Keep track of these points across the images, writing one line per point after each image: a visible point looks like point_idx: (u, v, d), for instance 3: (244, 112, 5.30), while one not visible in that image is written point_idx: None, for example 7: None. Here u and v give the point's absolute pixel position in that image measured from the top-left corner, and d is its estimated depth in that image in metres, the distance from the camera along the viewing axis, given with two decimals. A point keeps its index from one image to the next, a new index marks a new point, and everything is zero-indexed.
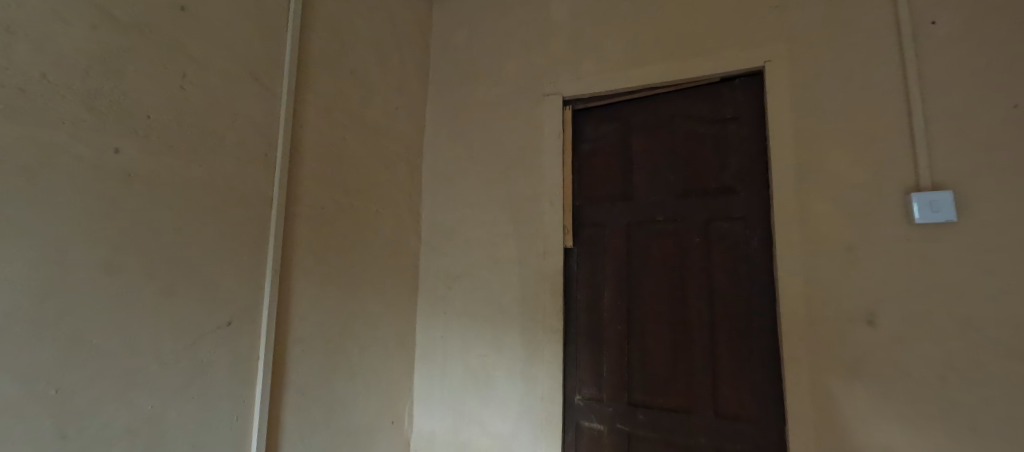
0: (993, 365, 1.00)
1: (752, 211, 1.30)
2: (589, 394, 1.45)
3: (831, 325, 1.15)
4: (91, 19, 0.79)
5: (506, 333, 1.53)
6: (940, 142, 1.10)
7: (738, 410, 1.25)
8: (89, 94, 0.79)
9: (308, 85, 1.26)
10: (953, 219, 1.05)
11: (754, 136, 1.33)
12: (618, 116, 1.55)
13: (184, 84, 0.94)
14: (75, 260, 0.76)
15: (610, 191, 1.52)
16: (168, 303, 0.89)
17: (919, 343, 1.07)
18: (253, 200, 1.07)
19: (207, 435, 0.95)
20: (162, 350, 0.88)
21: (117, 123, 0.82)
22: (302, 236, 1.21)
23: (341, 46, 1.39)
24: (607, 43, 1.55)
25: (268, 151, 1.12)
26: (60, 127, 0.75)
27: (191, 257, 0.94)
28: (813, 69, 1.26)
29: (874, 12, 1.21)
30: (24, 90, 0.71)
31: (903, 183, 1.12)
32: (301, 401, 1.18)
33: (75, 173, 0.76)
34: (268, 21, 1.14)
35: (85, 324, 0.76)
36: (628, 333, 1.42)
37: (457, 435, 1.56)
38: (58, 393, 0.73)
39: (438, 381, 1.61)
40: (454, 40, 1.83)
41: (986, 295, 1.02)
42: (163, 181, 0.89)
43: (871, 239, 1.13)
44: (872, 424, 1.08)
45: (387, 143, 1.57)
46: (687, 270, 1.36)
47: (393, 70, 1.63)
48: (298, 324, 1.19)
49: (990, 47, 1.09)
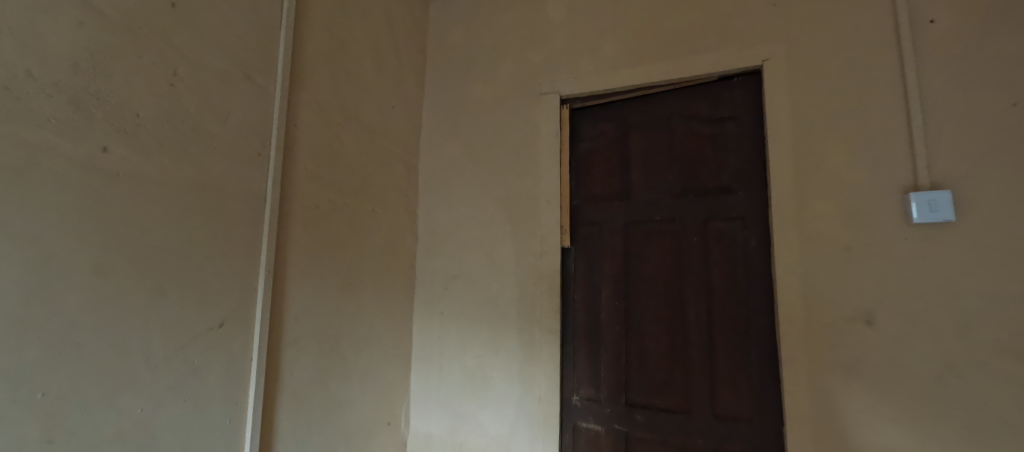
0: (992, 365, 1.00)
1: (750, 211, 1.29)
2: (587, 395, 1.45)
3: (829, 325, 1.14)
4: (77, 15, 0.78)
5: (503, 334, 1.52)
6: (939, 141, 1.09)
7: (735, 412, 1.25)
8: (76, 91, 0.77)
9: (302, 83, 1.24)
10: (952, 218, 1.04)
11: (751, 135, 1.33)
12: (616, 116, 1.54)
13: (174, 82, 0.93)
14: (63, 261, 0.74)
15: (607, 191, 1.51)
16: (159, 305, 0.88)
17: (917, 343, 1.06)
18: (245, 200, 1.06)
19: (200, 438, 0.94)
20: (153, 353, 0.86)
21: (104, 121, 0.81)
22: (296, 237, 1.20)
23: (336, 44, 1.38)
24: (604, 41, 1.54)
25: (261, 151, 1.10)
26: (46, 126, 0.73)
27: (181, 258, 0.92)
28: (811, 68, 1.25)
29: (873, 11, 1.21)
30: (10, 88, 0.69)
31: (901, 183, 1.11)
32: (296, 404, 1.17)
33: (62, 172, 0.75)
34: (261, 19, 1.13)
35: (72, 327, 0.75)
36: (625, 333, 1.41)
37: (454, 436, 1.55)
38: (45, 397, 0.71)
39: (434, 383, 1.60)
40: (451, 38, 1.82)
41: (984, 295, 1.02)
42: (153, 181, 0.88)
43: (869, 239, 1.13)
44: (870, 425, 1.08)
45: (383, 143, 1.56)
46: (685, 270, 1.35)
47: (389, 68, 1.62)
48: (292, 326, 1.17)
49: (989, 47, 1.08)
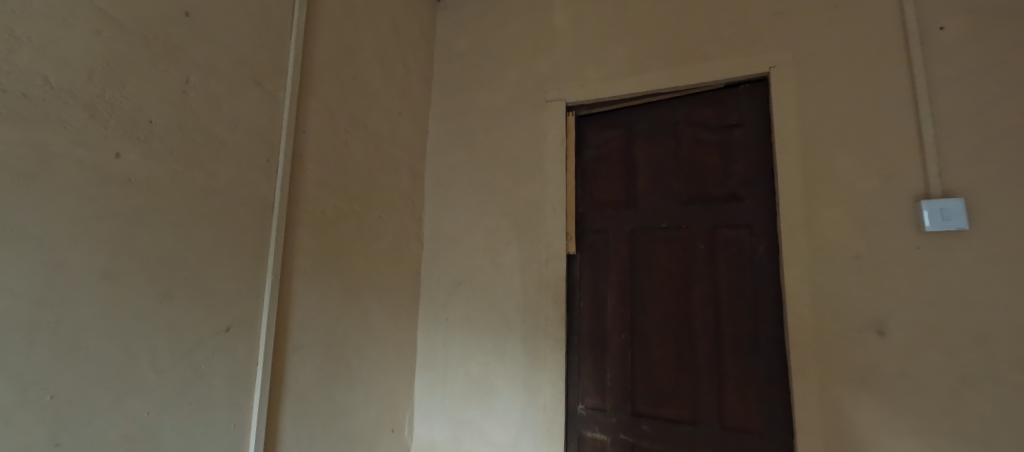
0: (1009, 377, 0.97)
1: (757, 219, 1.28)
2: (592, 404, 1.43)
3: (839, 335, 1.12)
4: (94, 24, 0.80)
5: (507, 341, 1.52)
6: (951, 149, 1.08)
7: (744, 423, 1.22)
8: (90, 98, 0.79)
9: (311, 90, 1.26)
10: (965, 226, 1.02)
11: (759, 142, 1.32)
12: (621, 123, 1.54)
13: (186, 89, 0.94)
14: (74, 263, 0.75)
15: (613, 198, 1.51)
16: (166, 310, 0.88)
17: (931, 354, 1.04)
18: (254, 205, 1.07)
19: (205, 442, 0.94)
20: (160, 357, 0.87)
21: (118, 128, 0.82)
22: (302, 242, 1.20)
23: (345, 52, 1.40)
24: (610, 49, 1.55)
25: (270, 157, 1.12)
26: (61, 132, 0.75)
27: (189, 262, 0.93)
28: (819, 75, 1.24)
29: (882, 18, 1.20)
30: (27, 94, 0.71)
31: (912, 191, 1.10)
32: (300, 409, 1.17)
33: (74, 176, 0.76)
34: (272, 27, 1.15)
35: (79, 331, 0.75)
36: (631, 341, 1.40)
37: (457, 444, 1.54)
38: (53, 399, 0.72)
39: (439, 389, 1.59)
40: (457, 46, 1.84)
41: (999, 306, 0.99)
42: (163, 186, 0.89)
43: (880, 248, 1.11)
44: (882, 438, 1.05)
45: (389, 149, 1.57)
46: (692, 278, 1.34)
47: (396, 75, 1.63)
48: (298, 330, 1.17)
49: (1000, 54, 1.07)
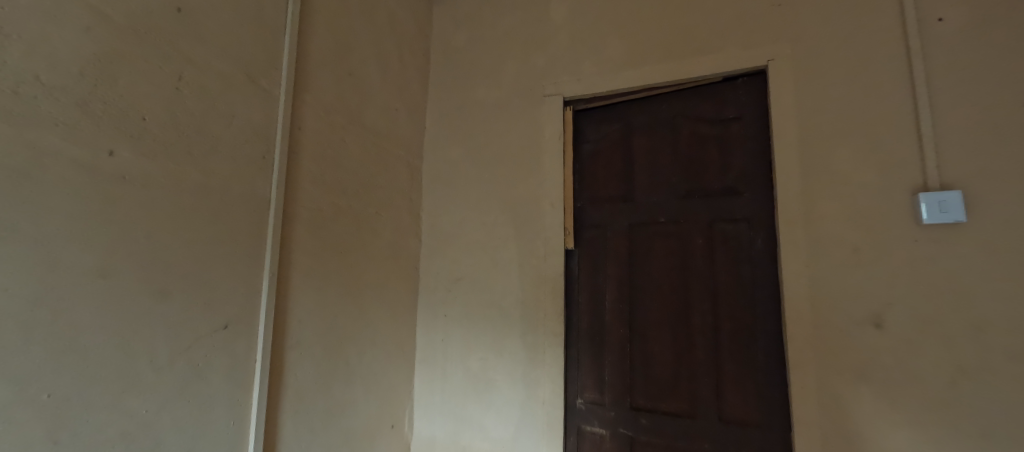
0: (1006, 368, 0.97)
1: (755, 213, 1.28)
2: (591, 398, 1.43)
3: (838, 328, 1.12)
4: (85, 21, 0.79)
5: (506, 336, 1.52)
6: (949, 142, 1.08)
7: (743, 415, 1.23)
8: (82, 95, 0.78)
9: (307, 85, 1.26)
10: (962, 219, 1.02)
11: (757, 136, 1.31)
12: (620, 117, 1.54)
13: (180, 86, 0.94)
14: (69, 262, 0.75)
15: (611, 192, 1.51)
16: (163, 308, 0.88)
17: (928, 347, 1.04)
18: (250, 203, 1.07)
19: (205, 438, 0.94)
20: (158, 355, 0.87)
21: (111, 125, 0.82)
22: (299, 239, 1.20)
23: (341, 47, 1.39)
24: (607, 43, 1.54)
25: (265, 153, 1.11)
26: (54, 130, 0.74)
27: (185, 260, 0.92)
28: (816, 68, 1.24)
29: (880, 10, 1.19)
30: (18, 92, 0.70)
31: (910, 184, 1.10)
32: (298, 405, 1.17)
33: (68, 175, 0.76)
34: (267, 23, 1.14)
35: (75, 331, 0.75)
36: (630, 336, 1.40)
37: (457, 439, 1.54)
38: (51, 398, 0.72)
39: (438, 385, 1.59)
40: (454, 41, 1.83)
41: (996, 297, 1.00)
42: (159, 184, 0.88)
43: (877, 242, 1.11)
44: (880, 431, 1.06)
45: (386, 144, 1.56)
46: (691, 271, 1.34)
47: (392, 69, 1.62)
48: (295, 327, 1.17)
49: (998, 45, 1.07)
